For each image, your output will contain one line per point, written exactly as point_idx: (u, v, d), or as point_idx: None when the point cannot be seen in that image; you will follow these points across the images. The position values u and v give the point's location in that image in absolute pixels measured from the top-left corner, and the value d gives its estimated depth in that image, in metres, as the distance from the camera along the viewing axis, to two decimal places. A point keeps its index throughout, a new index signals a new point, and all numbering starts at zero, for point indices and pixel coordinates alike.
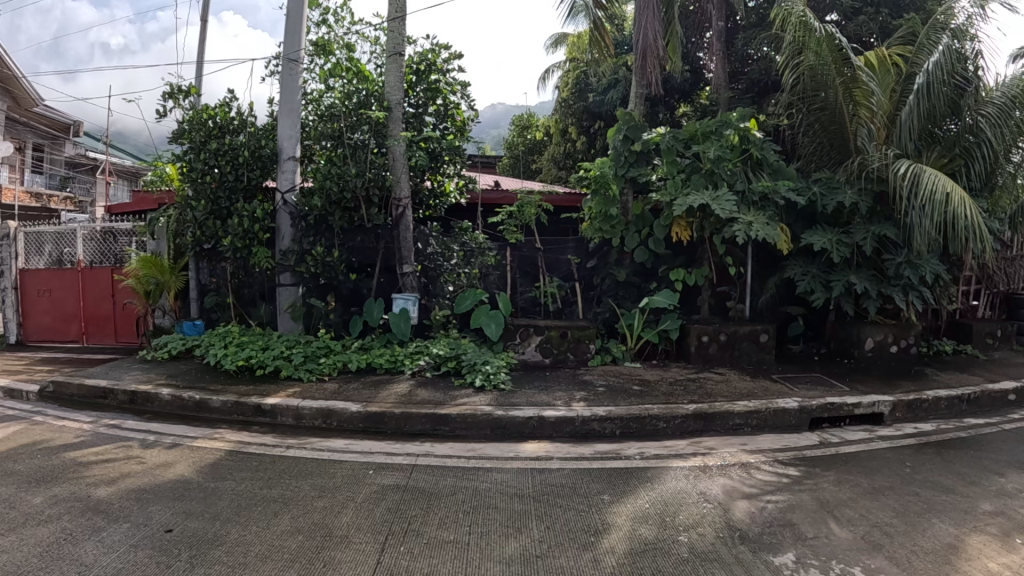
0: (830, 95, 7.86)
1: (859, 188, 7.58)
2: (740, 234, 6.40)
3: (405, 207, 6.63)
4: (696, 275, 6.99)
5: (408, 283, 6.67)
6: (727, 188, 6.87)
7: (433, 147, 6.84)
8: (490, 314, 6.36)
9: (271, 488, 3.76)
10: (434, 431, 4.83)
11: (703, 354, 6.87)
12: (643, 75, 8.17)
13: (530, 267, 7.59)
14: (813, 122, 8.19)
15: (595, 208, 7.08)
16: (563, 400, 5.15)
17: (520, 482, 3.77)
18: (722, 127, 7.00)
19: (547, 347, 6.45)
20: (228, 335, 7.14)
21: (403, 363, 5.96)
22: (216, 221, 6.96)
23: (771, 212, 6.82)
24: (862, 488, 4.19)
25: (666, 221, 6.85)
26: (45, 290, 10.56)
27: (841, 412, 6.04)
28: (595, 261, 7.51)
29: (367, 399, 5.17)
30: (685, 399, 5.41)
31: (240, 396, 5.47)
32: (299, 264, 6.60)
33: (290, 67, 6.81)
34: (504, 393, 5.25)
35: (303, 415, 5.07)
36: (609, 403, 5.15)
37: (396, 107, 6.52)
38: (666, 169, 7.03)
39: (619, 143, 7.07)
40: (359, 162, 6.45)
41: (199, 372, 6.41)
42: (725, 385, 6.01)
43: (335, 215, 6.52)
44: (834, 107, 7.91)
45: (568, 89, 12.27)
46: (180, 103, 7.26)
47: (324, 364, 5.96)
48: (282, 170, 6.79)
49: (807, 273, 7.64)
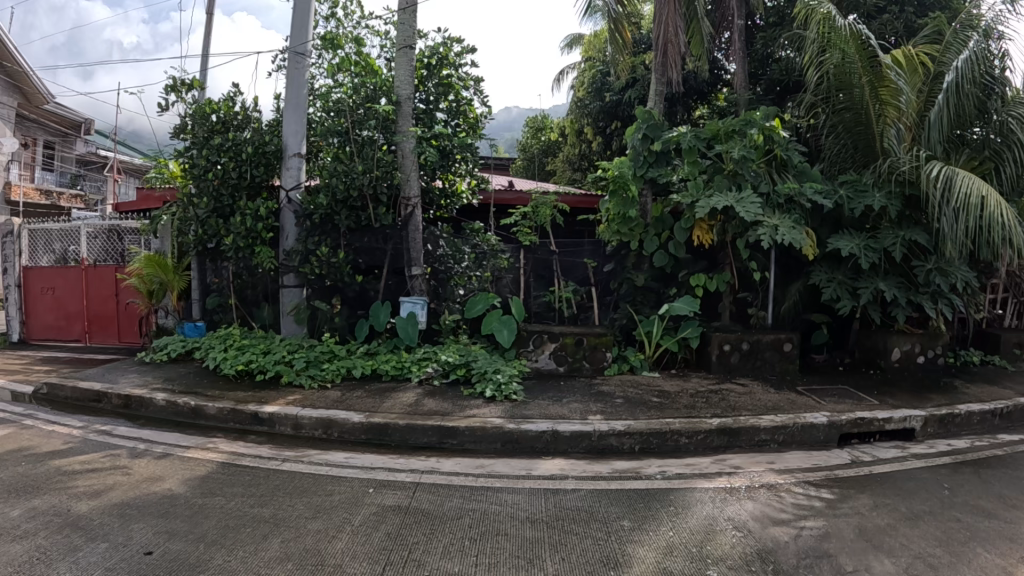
0: (857, 94, 7.58)
1: (888, 191, 7.26)
2: (766, 238, 6.12)
3: (415, 207, 6.25)
4: (717, 280, 6.68)
5: (417, 286, 6.31)
6: (751, 190, 6.57)
7: (444, 144, 6.53)
8: (502, 319, 6.01)
9: (262, 507, 3.47)
10: (441, 445, 4.43)
11: (724, 364, 6.56)
12: (664, 71, 7.84)
13: (546, 270, 7.12)
14: (840, 123, 7.89)
15: (613, 211, 6.62)
16: (579, 413, 4.72)
17: (533, 505, 3.46)
18: (747, 126, 6.69)
19: (561, 355, 6.01)
20: (229, 337, 6.80)
21: (410, 371, 5.61)
22: (219, 220, 6.71)
23: (797, 216, 6.58)
24: (901, 513, 3.86)
25: (687, 224, 6.54)
26: (48, 289, 10.42)
27: (872, 428, 5.72)
28: (613, 265, 7.06)
29: (371, 408, 4.82)
30: (708, 413, 5.09)
31: (237, 403, 5.20)
32: (303, 265, 6.29)
33: (296, 60, 6.56)
34: (516, 404, 4.86)
35: (301, 425, 4.76)
36: (629, 416, 4.75)
37: (406, 102, 6.21)
38: (688, 171, 6.76)
39: (636, 142, 6.87)
40: (367, 158, 6.14)
41: (197, 377, 6.17)
42: (749, 398, 5.68)
43: (340, 215, 6.19)
44: (862, 107, 7.62)
45: (584, 88, 11.86)
46: (182, 96, 7.01)
47: (327, 371, 5.65)
48: (287, 167, 6.51)
49: (832, 280, 7.34)
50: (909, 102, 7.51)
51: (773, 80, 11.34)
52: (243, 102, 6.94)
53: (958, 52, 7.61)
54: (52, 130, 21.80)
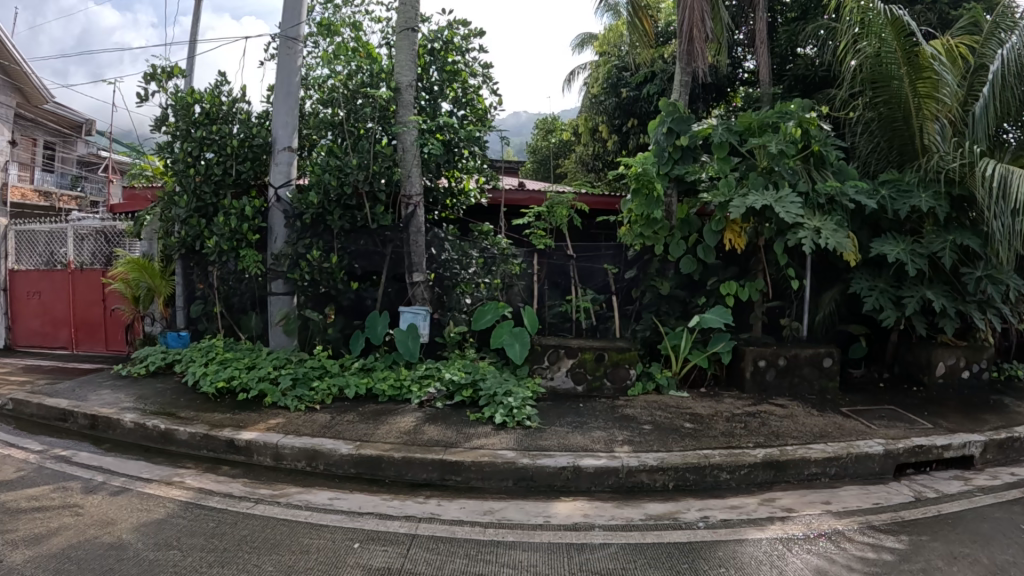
0: (897, 86, 6.92)
1: (934, 191, 6.59)
2: (807, 242, 5.49)
3: (417, 206, 5.62)
4: (750, 289, 6.00)
5: (419, 294, 5.66)
6: (789, 188, 5.93)
7: (450, 138, 5.86)
8: (513, 331, 5.34)
9: (223, 568, 2.84)
10: (443, 482, 3.79)
11: (758, 382, 5.91)
12: (688, 60, 7.17)
13: (562, 277, 6.42)
14: (880, 118, 7.21)
15: (636, 212, 5.93)
16: (603, 443, 4.07)
17: (552, 568, 2.81)
18: (785, 118, 6.03)
19: (579, 372, 5.35)
20: (212, 348, 6.19)
21: (409, 391, 4.97)
22: (201, 220, 6.16)
23: (839, 218, 5.96)
24: (988, 566, 3.19)
25: (718, 225, 5.88)
26: (36, 293, 9.93)
27: (930, 456, 5.03)
28: (636, 272, 6.31)
29: (362, 437, 4.18)
30: (749, 442, 4.43)
31: (211, 426, 4.67)
32: (291, 270, 5.67)
33: (288, 46, 5.95)
34: (530, 432, 4.21)
35: (283, 455, 4.16)
36: (660, 446, 4.10)
37: (407, 89, 5.58)
38: (718, 168, 6.12)
39: (659, 137, 6.20)
40: (362, 151, 5.50)
41: (175, 395, 5.60)
42: (791, 422, 5.03)
43: (334, 215, 5.56)
44: (905, 100, 6.94)
45: (598, 84, 11.20)
46: (162, 86, 6.50)
47: (316, 391, 5.02)
48: (276, 162, 5.88)
49: (873, 288, 6.65)
50: (954, 95, 6.80)
51: (797, 75, 10.66)
52: (230, 92, 6.35)
53: (1001, 42, 6.97)
54: (54, 131, 21.32)
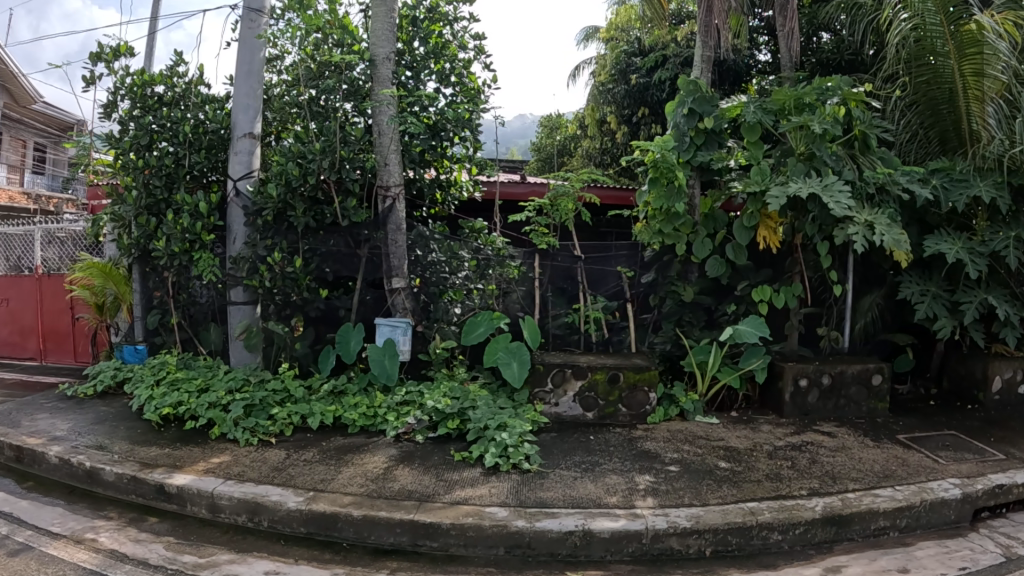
0: (942, 63, 5.84)
1: (993, 179, 5.64)
2: (859, 240, 4.72)
3: (396, 198, 4.80)
4: (786, 295, 5.18)
5: (400, 303, 4.85)
6: (834, 175, 5.09)
7: (438, 122, 5.05)
8: (510, 347, 4.49)
9: None
10: (416, 549, 2.96)
11: (799, 405, 5.06)
12: (710, 35, 6.29)
13: (569, 281, 5.33)
14: (921, 101, 6.15)
15: (654, 206, 5.05)
16: (620, 496, 3.22)
17: None
18: (827, 95, 5.25)
19: (590, 396, 4.52)
20: (164, 366, 5.37)
21: (385, 421, 4.15)
22: (153, 218, 5.39)
23: (892, 212, 5.13)
24: None
25: (751, 220, 5.04)
26: (4, 300, 9.18)
27: (1011, 496, 4.00)
28: (655, 274, 5.35)
29: (319, 484, 3.35)
30: (802, 488, 3.57)
31: (142, 465, 3.87)
32: (250, 276, 4.86)
33: (250, 17, 5.03)
34: (529, 479, 3.36)
35: (220, 507, 3.35)
36: (692, 499, 3.25)
37: (385, 62, 4.77)
38: (749, 154, 5.27)
39: (679, 119, 5.31)
40: (328, 133, 4.73)
41: (118, 423, 4.78)
42: (847, 458, 4.17)
43: (297, 210, 4.74)
44: (950, 78, 5.86)
45: (606, 70, 10.31)
46: (110, 66, 5.76)
47: (275, 421, 4.21)
48: (235, 151, 5.05)
49: (925, 293, 5.77)
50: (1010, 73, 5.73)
51: (821, 60, 9.71)
52: (186, 74, 5.57)
53: None
54: (42, 131, 20.57)
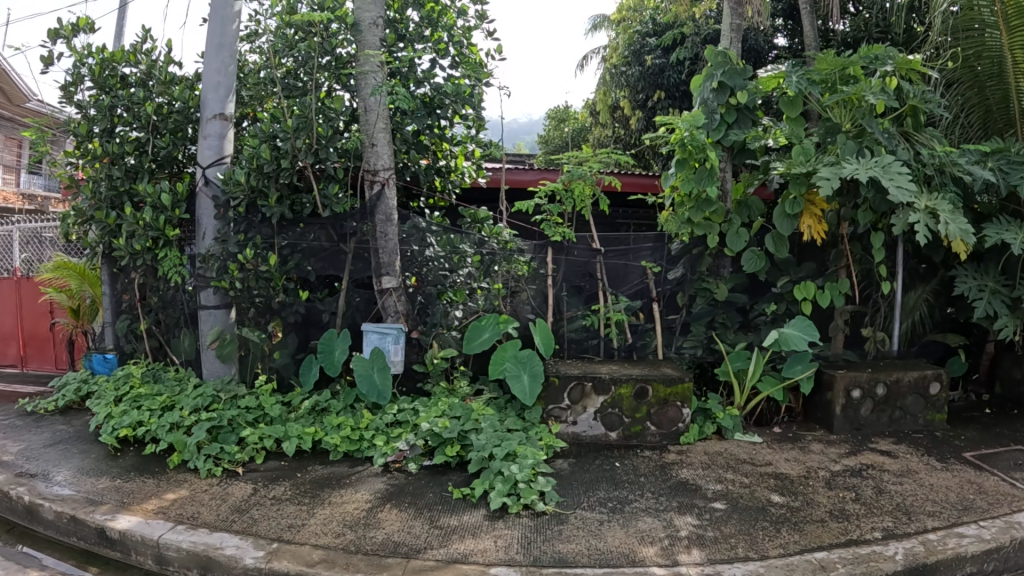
0: (992, 36, 4.94)
1: None
2: (919, 229, 4.09)
3: (386, 184, 4.18)
4: (831, 292, 4.55)
5: (391, 305, 4.24)
6: (886, 154, 4.43)
7: (436, 99, 4.43)
8: (519, 356, 3.87)
9: None
10: None
11: (849, 418, 4.42)
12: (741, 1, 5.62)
13: (587, 279, 4.63)
14: (965, 79, 5.21)
15: (682, 190, 4.41)
16: (654, 547, 2.59)
17: None
18: (876, 64, 4.58)
19: (612, 414, 3.90)
20: (128, 380, 4.77)
21: (374, 446, 3.54)
22: (114, 212, 4.79)
23: (952, 197, 4.48)
24: None
25: (793, 207, 4.40)
26: None
27: None
28: (683, 271, 4.71)
29: (287, 532, 2.73)
30: (874, 528, 2.93)
31: (87, 501, 3.25)
32: (220, 276, 4.28)
33: None
34: (544, 524, 2.74)
35: (167, 560, 2.73)
36: (745, 550, 2.62)
37: (371, 28, 4.15)
38: (788, 132, 4.61)
39: (706, 94, 4.59)
40: (304, 108, 4.14)
41: (73, 446, 4.18)
42: (918, 485, 3.53)
43: (271, 200, 4.15)
44: (1000, 52, 4.97)
45: (618, 52, 9.65)
46: (69, 43, 5.16)
47: (246, 446, 3.61)
48: (203, 134, 4.43)
49: (983, 290, 5.08)
50: None
51: (847, 38, 9.00)
52: (153, 50, 4.95)
53: None
54: None
